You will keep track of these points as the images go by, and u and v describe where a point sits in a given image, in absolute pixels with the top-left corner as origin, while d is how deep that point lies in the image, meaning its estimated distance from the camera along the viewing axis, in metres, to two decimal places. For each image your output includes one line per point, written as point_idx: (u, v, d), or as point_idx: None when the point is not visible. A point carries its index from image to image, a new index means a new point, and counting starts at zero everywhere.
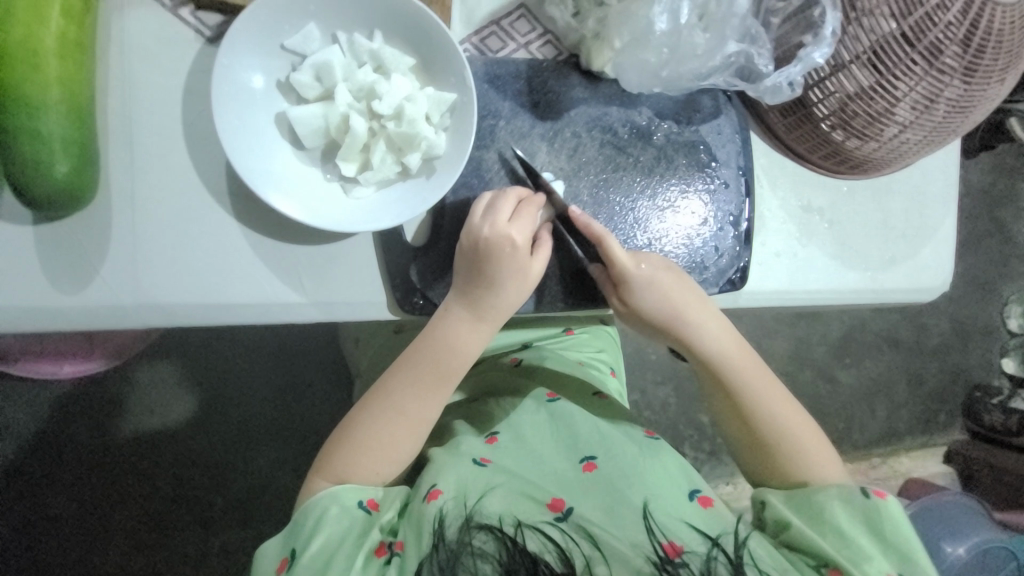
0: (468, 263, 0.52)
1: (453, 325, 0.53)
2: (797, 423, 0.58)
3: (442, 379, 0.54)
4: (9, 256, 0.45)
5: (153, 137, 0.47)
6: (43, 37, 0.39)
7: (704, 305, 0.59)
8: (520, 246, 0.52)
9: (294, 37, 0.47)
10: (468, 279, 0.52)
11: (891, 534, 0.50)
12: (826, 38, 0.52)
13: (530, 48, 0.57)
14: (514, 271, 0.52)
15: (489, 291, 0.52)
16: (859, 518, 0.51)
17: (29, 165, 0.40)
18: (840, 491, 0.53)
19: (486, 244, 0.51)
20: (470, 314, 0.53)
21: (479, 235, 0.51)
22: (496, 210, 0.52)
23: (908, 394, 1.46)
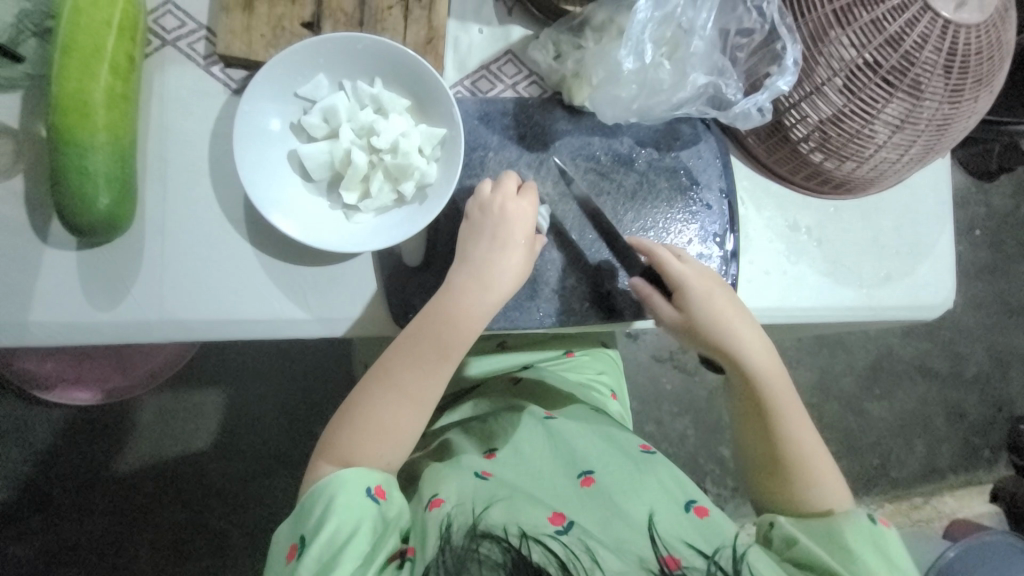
0: (477, 228, 0.56)
1: (458, 296, 0.55)
2: (818, 456, 0.58)
3: (443, 354, 0.55)
4: (55, 278, 0.51)
5: (182, 174, 0.54)
6: (93, 90, 0.46)
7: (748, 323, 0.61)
8: (525, 220, 0.57)
9: (305, 86, 0.54)
10: (479, 244, 0.56)
11: (895, 558, 0.51)
12: (789, 68, 0.56)
13: (517, 88, 0.63)
14: (518, 243, 0.57)
15: (494, 259, 0.56)
16: (867, 541, 0.52)
17: (76, 198, 0.46)
18: (850, 516, 0.53)
19: (495, 217, 0.56)
20: (475, 288, 0.55)
21: (489, 202, 0.57)
22: (500, 189, 0.57)
23: (950, 428, 1.39)
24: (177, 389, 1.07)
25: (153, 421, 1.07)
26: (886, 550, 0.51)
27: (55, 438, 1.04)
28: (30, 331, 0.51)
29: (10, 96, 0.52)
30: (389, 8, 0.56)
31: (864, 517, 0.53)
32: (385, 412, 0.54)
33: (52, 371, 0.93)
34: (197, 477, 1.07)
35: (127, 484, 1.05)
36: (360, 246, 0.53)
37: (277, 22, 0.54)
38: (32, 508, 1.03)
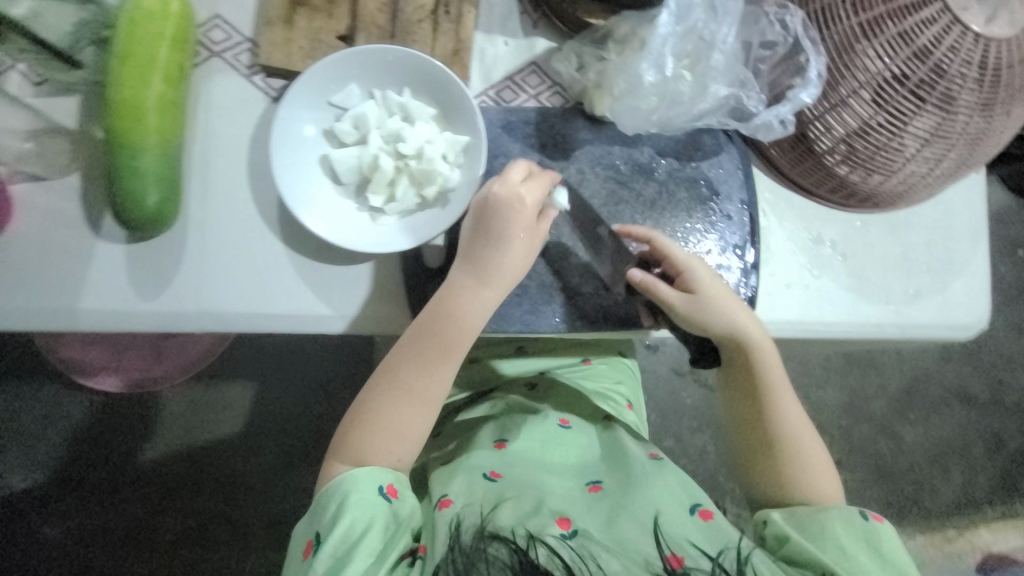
0: (475, 218, 0.54)
1: (461, 291, 0.54)
2: (811, 447, 0.59)
3: (448, 350, 0.55)
4: (104, 268, 0.55)
5: (222, 175, 0.57)
6: (146, 96, 0.50)
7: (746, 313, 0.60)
8: (528, 204, 0.54)
9: (338, 94, 0.57)
10: (476, 235, 0.54)
11: (886, 551, 0.53)
12: (813, 80, 0.56)
13: (539, 98, 0.65)
14: (524, 234, 0.54)
15: (491, 250, 0.54)
16: (857, 537, 0.54)
17: (128, 195, 0.50)
18: (840, 509, 0.55)
19: (500, 205, 0.53)
20: (478, 281, 0.54)
21: (489, 190, 0.54)
22: (507, 174, 0.54)
23: (988, 458, 1.32)
24: (203, 382, 1.12)
25: (179, 413, 1.12)
26: (876, 545, 0.53)
27: (90, 426, 1.10)
28: (81, 317, 0.55)
29: (71, 101, 0.57)
30: (420, 22, 0.59)
31: (854, 512, 0.55)
32: (390, 414, 0.55)
33: (94, 358, 1.00)
34: (219, 468, 1.11)
35: (154, 471, 1.11)
36: (386, 248, 0.56)
37: (315, 35, 0.57)
38: (66, 490, 1.09)
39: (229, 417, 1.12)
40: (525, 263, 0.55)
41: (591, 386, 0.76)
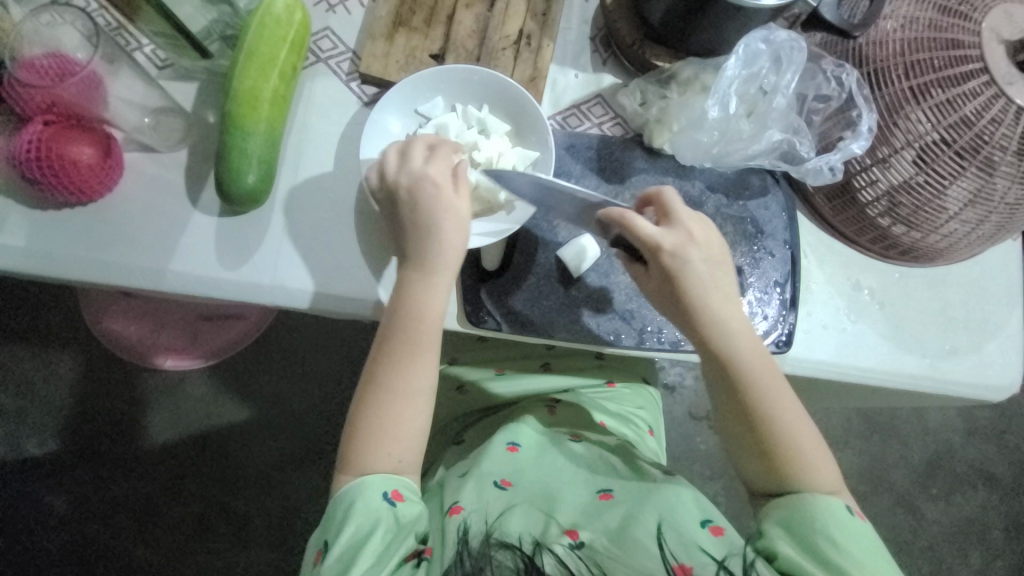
0: (415, 215, 0.56)
1: (405, 284, 0.56)
2: (804, 433, 0.54)
3: (412, 344, 0.56)
4: (194, 236, 0.60)
5: (310, 165, 0.63)
6: (263, 88, 0.56)
7: (727, 296, 0.57)
8: (442, 187, 0.55)
9: (425, 105, 0.63)
10: (418, 240, 0.55)
11: (872, 542, 0.50)
12: (863, 133, 0.61)
13: (602, 127, 0.71)
14: (443, 211, 0.55)
15: (433, 242, 0.55)
16: (847, 532, 0.50)
17: (233, 172, 0.56)
18: (827, 504, 0.51)
19: (410, 189, 0.55)
20: (420, 271, 0.56)
21: (401, 185, 0.55)
22: (409, 155, 0.56)
23: (1011, 544, 1.27)
24: (223, 369, 1.16)
25: (197, 397, 1.15)
26: (862, 535, 0.50)
27: (111, 399, 1.14)
28: (167, 277, 0.60)
29: (190, 87, 0.65)
30: (503, 49, 0.65)
31: (840, 506, 0.51)
32: (374, 419, 0.55)
33: (135, 333, 1.05)
34: (228, 457, 1.14)
35: (165, 453, 1.13)
36: None
37: (410, 52, 0.64)
38: (81, 460, 1.12)
39: (234, 402, 1.15)
40: (460, 233, 0.56)
41: (615, 408, 0.78)
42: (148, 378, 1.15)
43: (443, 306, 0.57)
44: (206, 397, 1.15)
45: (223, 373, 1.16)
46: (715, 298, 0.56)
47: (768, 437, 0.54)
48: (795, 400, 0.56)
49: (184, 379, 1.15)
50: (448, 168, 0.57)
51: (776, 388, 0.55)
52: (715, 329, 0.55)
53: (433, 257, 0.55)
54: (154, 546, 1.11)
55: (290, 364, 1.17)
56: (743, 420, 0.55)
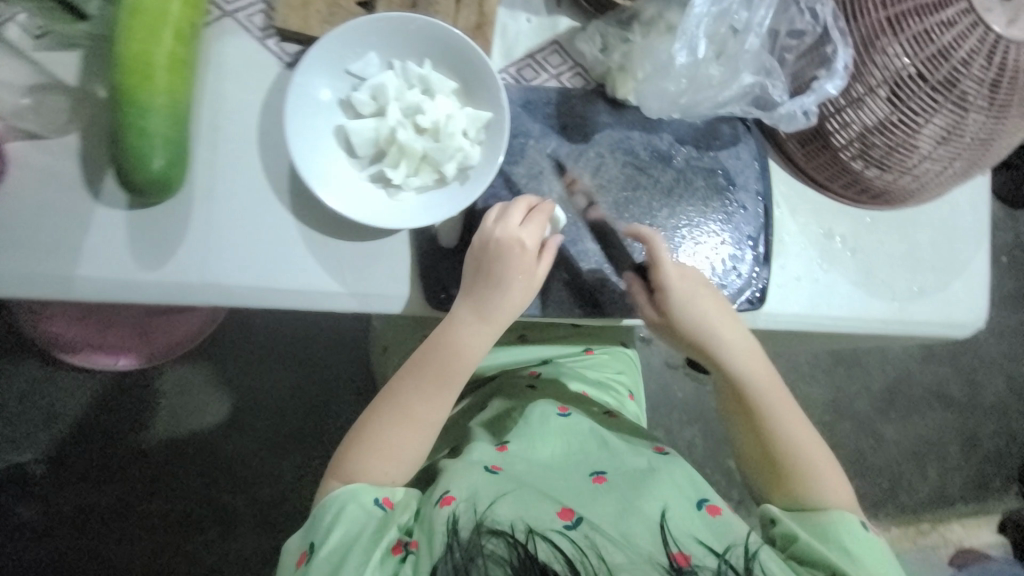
0: (478, 262, 0.56)
1: (455, 324, 0.56)
2: (813, 446, 0.58)
3: (442, 378, 0.57)
4: (102, 235, 0.53)
5: (231, 142, 0.56)
6: (156, 53, 0.48)
7: (736, 320, 0.60)
8: (528, 249, 0.56)
9: (358, 64, 0.55)
10: (476, 279, 0.56)
11: (887, 562, 0.52)
12: (839, 72, 0.57)
13: (560, 79, 0.64)
14: (519, 274, 0.56)
15: (494, 289, 0.55)
16: (861, 544, 0.52)
17: (133, 156, 0.47)
18: (843, 517, 0.53)
19: (494, 246, 0.55)
20: (472, 314, 0.56)
21: (491, 237, 0.56)
22: (506, 215, 0.56)
23: (964, 457, 1.36)
24: (205, 364, 1.06)
25: (171, 392, 1.05)
26: (877, 552, 0.52)
27: (73, 401, 1.03)
28: (78, 286, 0.52)
29: (68, 54, 0.54)
30: None
31: (856, 521, 0.53)
32: (395, 438, 0.57)
33: (75, 335, 0.91)
34: (211, 455, 1.05)
35: (142, 455, 1.04)
36: (382, 227, 0.53)
37: None
38: (42, 469, 1.02)
39: (221, 396, 1.06)
40: (522, 298, 0.57)
41: (593, 376, 0.77)
42: (118, 375, 1.04)
43: (483, 352, 0.58)
44: (191, 391, 1.06)
45: (208, 365, 1.06)
46: (723, 321, 0.60)
47: (775, 446, 0.58)
48: (800, 414, 0.59)
49: (161, 374, 1.05)
50: (541, 236, 0.57)
51: (781, 403, 0.59)
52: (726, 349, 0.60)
53: (491, 308, 0.55)
54: (134, 550, 1.03)
55: (283, 362, 1.08)
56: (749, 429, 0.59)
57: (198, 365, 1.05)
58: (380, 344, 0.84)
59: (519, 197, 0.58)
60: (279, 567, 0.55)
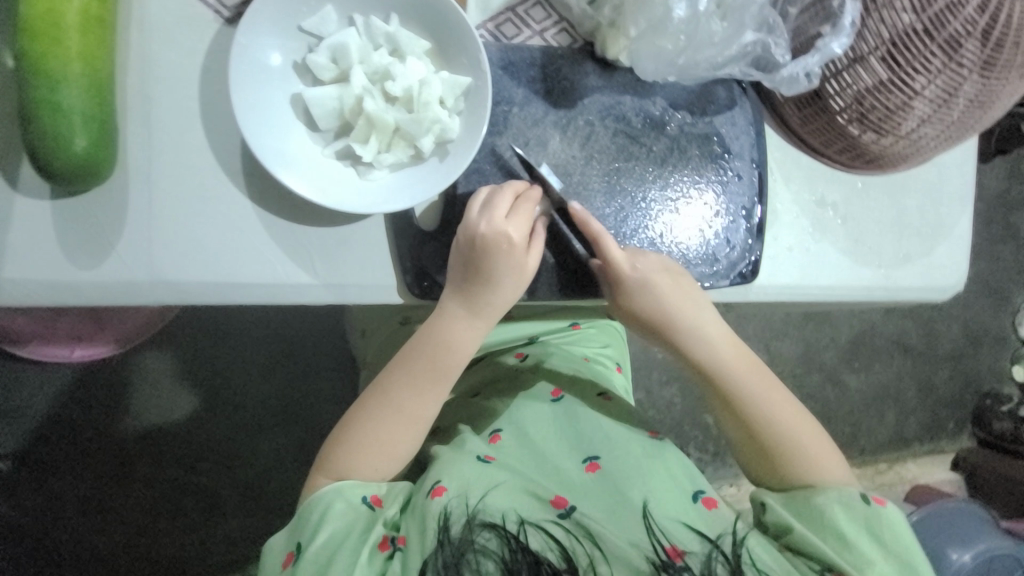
0: (465, 258, 0.52)
1: (449, 319, 0.53)
2: (801, 425, 0.57)
3: (440, 375, 0.54)
4: (28, 230, 0.47)
5: (169, 117, 0.49)
6: (65, 11, 0.41)
7: (702, 304, 0.58)
8: (517, 243, 0.52)
9: (312, 19, 0.48)
10: (464, 276, 0.52)
11: (889, 540, 0.51)
12: (845, 29, 0.52)
13: (544, 35, 0.59)
14: (511, 267, 0.52)
15: (485, 288, 0.52)
16: (859, 522, 0.52)
17: (49, 138, 0.41)
18: (844, 494, 0.53)
19: (482, 241, 0.51)
20: (467, 311, 0.53)
21: (476, 230, 0.51)
22: (492, 206, 0.52)
23: (920, 402, 1.42)
24: (178, 350, 1.00)
25: (136, 380, 0.99)
26: (879, 531, 0.51)
27: (35, 394, 0.96)
28: (0, 289, 0.46)
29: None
30: None
31: (856, 496, 0.53)
32: (387, 435, 0.54)
33: (23, 328, 0.82)
34: (192, 445, 1.01)
35: (117, 447, 0.99)
36: (354, 212, 0.48)
37: None
38: (10, 464, 0.96)
39: (193, 383, 1.00)
40: (517, 292, 0.54)
41: (580, 352, 0.74)
42: (84, 363, 0.97)
43: (476, 348, 0.55)
44: (159, 379, 1.00)
45: (175, 352, 1.00)
46: (688, 309, 0.58)
47: (763, 434, 0.57)
48: (787, 395, 0.58)
49: (131, 361, 0.99)
50: (529, 228, 0.53)
51: (763, 387, 0.58)
52: (693, 339, 0.58)
53: (485, 304, 0.52)
54: (115, 541, 0.99)
55: (254, 345, 1.02)
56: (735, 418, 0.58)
57: (165, 353, 0.99)
58: (358, 328, 0.80)
59: (505, 183, 0.54)
60: (262, 566, 0.52)
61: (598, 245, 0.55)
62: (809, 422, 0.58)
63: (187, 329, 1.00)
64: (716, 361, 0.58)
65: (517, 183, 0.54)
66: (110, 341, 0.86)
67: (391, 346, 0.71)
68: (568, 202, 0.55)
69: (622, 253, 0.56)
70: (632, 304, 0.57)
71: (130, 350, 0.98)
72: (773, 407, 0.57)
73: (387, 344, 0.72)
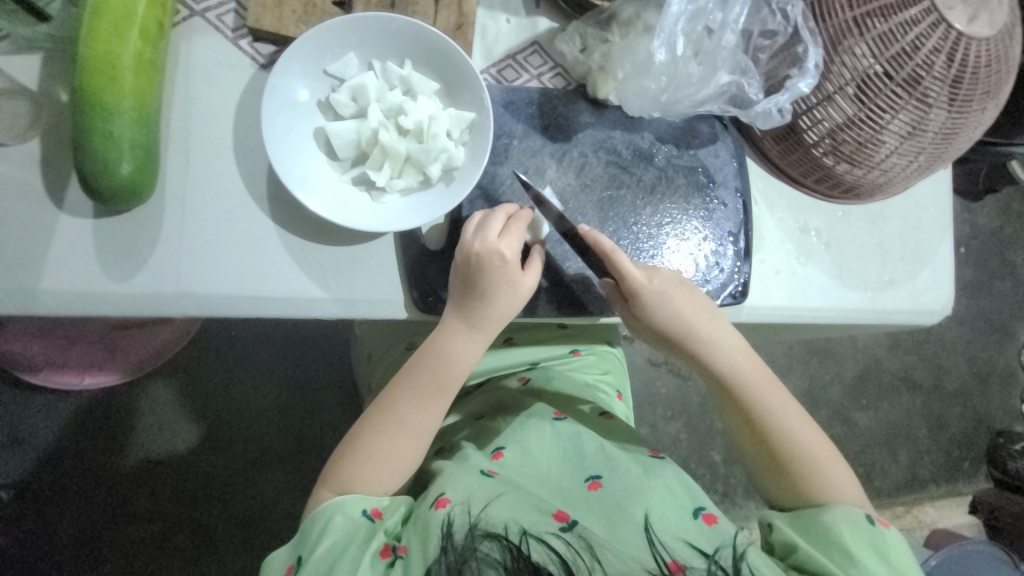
0: (463, 275, 0.56)
1: (448, 333, 0.56)
2: (815, 440, 0.58)
3: (440, 387, 0.57)
4: (68, 246, 0.51)
5: (204, 147, 0.54)
6: (123, 55, 0.48)
7: (714, 319, 0.60)
8: (509, 260, 0.55)
9: (335, 63, 0.54)
10: (463, 293, 0.55)
11: (895, 560, 0.51)
12: (810, 70, 0.58)
13: (542, 79, 0.65)
14: (506, 282, 0.56)
15: (482, 303, 0.55)
16: (865, 542, 0.52)
17: (99, 162, 0.47)
18: (846, 512, 0.53)
19: (477, 258, 0.54)
20: (466, 325, 0.56)
21: (471, 249, 0.55)
22: (485, 227, 0.55)
23: (932, 440, 1.40)
24: (186, 378, 1.02)
25: (144, 408, 1.01)
26: (885, 551, 0.51)
27: (45, 421, 0.97)
28: (39, 300, 0.50)
29: (34, 60, 0.53)
30: None
31: (862, 516, 0.53)
32: (388, 446, 0.56)
33: (40, 354, 0.86)
34: (194, 475, 1.01)
35: (119, 477, 0.99)
36: (364, 230, 0.52)
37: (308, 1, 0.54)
38: (11, 493, 0.96)
39: (199, 412, 1.02)
40: (512, 308, 0.57)
41: (582, 379, 0.76)
42: (94, 391, 1.00)
43: (475, 361, 0.58)
44: (166, 407, 1.01)
45: (183, 381, 1.02)
46: (701, 323, 0.60)
47: (779, 448, 0.58)
48: (799, 410, 0.60)
49: (140, 389, 1.01)
50: (520, 246, 0.56)
51: (777, 401, 0.59)
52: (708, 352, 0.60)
53: (482, 318, 0.55)
54: None
55: (261, 373, 1.04)
56: (751, 431, 0.59)
57: (174, 381, 1.02)
58: (365, 352, 0.82)
59: (497, 207, 0.58)
60: None
61: (612, 262, 0.58)
62: (820, 436, 0.59)
63: (197, 358, 1.03)
64: (730, 374, 0.60)
65: (509, 206, 0.58)
66: (120, 369, 0.89)
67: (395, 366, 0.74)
68: (580, 225, 0.58)
69: (636, 269, 0.59)
70: (646, 317, 0.59)
71: (140, 378, 1.01)
72: (785, 421, 0.58)
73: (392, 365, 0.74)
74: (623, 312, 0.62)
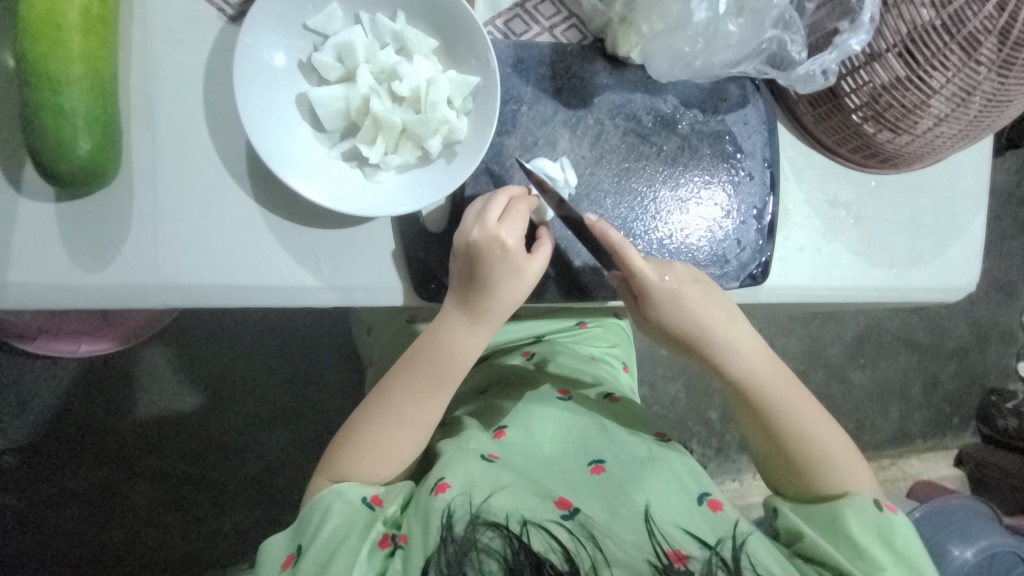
0: (465, 265, 0.52)
1: (449, 326, 0.53)
2: (835, 441, 0.56)
3: (439, 380, 0.54)
4: (32, 233, 0.46)
5: (174, 117, 0.48)
6: (66, 11, 0.40)
7: (732, 317, 0.57)
8: (512, 247, 0.51)
9: (317, 17, 0.47)
10: (463, 286, 0.52)
11: (900, 545, 0.50)
12: (865, 25, 0.50)
13: (554, 32, 0.58)
14: (508, 271, 0.51)
15: (484, 294, 0.52)
16: (870, 531, 0.51)
17: (53, 143, 0.41)
18: (854, 500, 0.52)
19: (476, 247, 0.50)
20: (467, 317, 0.53)
21: (468, 237, 0.50)
22: (486, 211, 0.51)
23: (926, 398, 1.41)
24: (181, 345, 1.00)
25: (139, 373, 0.99)
26: (891, 539, 0.50)
27: (42, 389, 0.96)
28: (6, 292, 0.46)
29: None
30: None
31: (868, 502, 0.52)
32: (386, 439, 0.54)
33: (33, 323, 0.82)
34: (197, 439, 1.01)
35: (125, 440, 0.99)
36: (354, 215, 0.47)
37: None
38: (18, 458, 0.96)
39: (198, 379, 1.01)
40: (516, 297, 0.52)
41: (588, 352, 0.74)
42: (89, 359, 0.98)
43: (477, 354, 0.55)
44: (163, 373, 1.00)
45: (178, 348, 1.00)
46: (718, 322, 0.56)
47: (797, 450, 0.55)
48: (818, 408, 0.57)
49: (136, 355, 0.99)
50: (523, 233, 0.51)
51: (799, 404, 0.57)
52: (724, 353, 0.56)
53: (484, 311, 0.52)
54: (124, 532, 1.00)
55: (256, 341, 1.02)
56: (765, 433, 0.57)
57: (169, 349, 1.00)
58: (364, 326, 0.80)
59: (499, 189, 0.53)
60: (258, 566, 0.52)
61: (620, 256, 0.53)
62: (838, 433, 0.57)
63: (191, 325, 1.00)
64: (748, 377, 0.56)
65: (513, 188, 0.53)
66: (123, 338, 0.87)
67: (395, 345, 0.71)
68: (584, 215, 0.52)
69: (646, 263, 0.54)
70: (660, 316, 0.56)
71: (135, 345, 0.99)
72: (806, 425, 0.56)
73: (391, 343, 0.72)
74: (632, 308, 0.58)
